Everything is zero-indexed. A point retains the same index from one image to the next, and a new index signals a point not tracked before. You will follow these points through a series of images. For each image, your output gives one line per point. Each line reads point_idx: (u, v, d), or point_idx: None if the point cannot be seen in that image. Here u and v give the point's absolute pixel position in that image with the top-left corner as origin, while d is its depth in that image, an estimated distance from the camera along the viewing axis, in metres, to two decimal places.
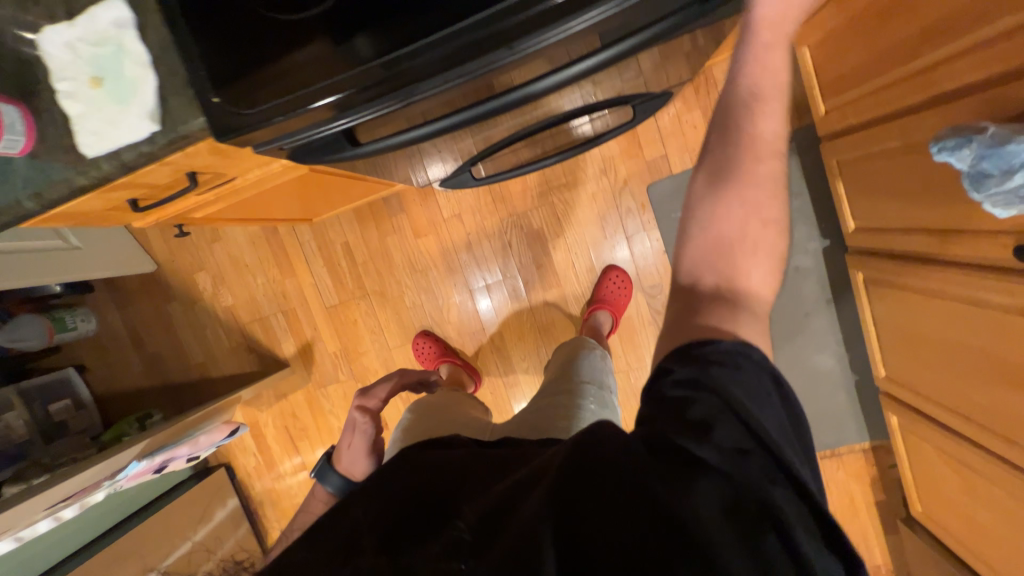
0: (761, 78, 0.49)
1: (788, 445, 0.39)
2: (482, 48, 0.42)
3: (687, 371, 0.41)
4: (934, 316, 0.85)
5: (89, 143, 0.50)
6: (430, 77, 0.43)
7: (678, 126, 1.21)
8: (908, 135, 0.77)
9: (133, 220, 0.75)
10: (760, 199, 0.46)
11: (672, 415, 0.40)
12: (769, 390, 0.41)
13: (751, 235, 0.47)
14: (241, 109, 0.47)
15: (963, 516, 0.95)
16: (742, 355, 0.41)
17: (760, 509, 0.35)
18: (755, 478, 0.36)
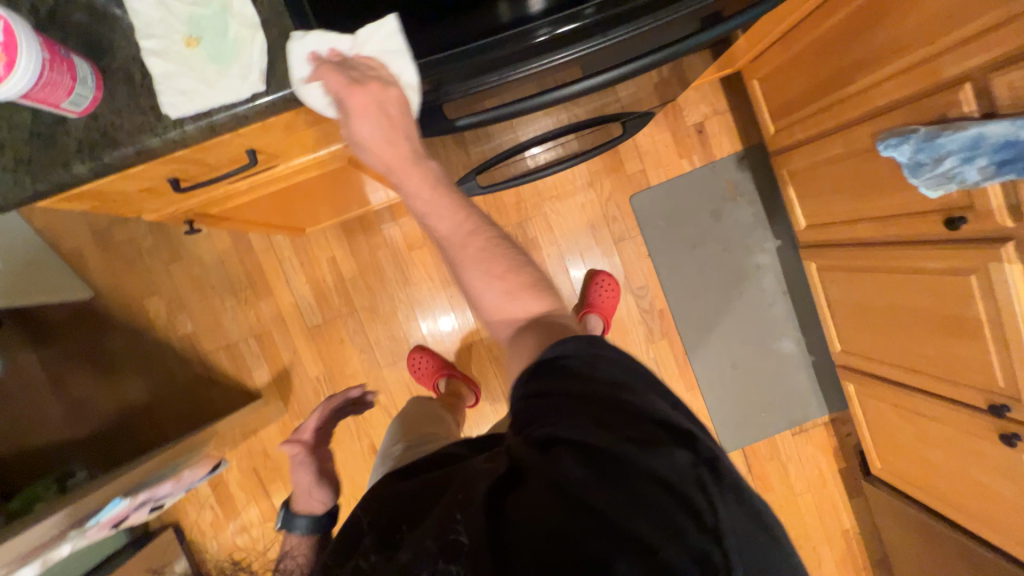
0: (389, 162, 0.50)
1: (625, 392, 0.46)
2: (581, 33, 0.49)
3: (527, 386, 0.48)
4: (880, 289, 1.04)
5: (175, 102, 0.47)
6: (536, 55, 0.49)
7: (652, 144, 1.38)
8: (849, 143, 0.97)
9: (149, 209, 0.68)
10: (485, 257, 0.52)
11: (535, 415, 0.45)
12: (592, 358, 0.48)
13: (497, 286, 0.53)
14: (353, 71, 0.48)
15: (919, 460, 1.12)
16: (562, 346, 0.49)
17: (609, 452, 0.41)
18: (591, 427, 0.43)
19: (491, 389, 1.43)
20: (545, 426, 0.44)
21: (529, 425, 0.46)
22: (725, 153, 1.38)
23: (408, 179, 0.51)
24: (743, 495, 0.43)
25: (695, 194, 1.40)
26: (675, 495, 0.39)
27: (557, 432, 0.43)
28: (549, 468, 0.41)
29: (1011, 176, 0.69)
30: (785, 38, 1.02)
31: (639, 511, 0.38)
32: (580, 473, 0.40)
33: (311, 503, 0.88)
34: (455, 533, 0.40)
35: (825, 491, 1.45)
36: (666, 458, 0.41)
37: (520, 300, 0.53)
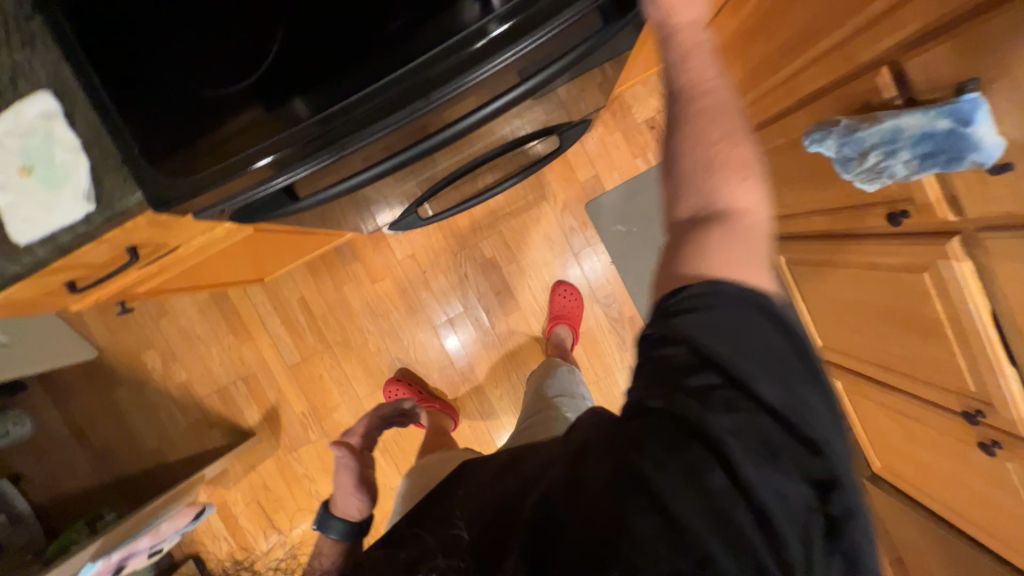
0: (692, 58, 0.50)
1: (763, 376, 0.45)
2: (405, 99, 0.45)
3: (670, 321, 0.47)
4: (846, 285, 0.96)
5: (22, 231, 0.50)
6: (360, 130, 0.47)
7: (604, 148, 1.33)
8: (790, 134, 0.89)
9: (72, 303, 0.73)
10: (722, 138, 0.48)
11: (670, 380, 0.46)
12: (750, 317, 0.46)
13: (726, 169, 0.48)
14: (173, 179, 0.49)
15: (914, 462, 1.03)
16: (716, 295, 0.46)
17: (714, 454, 0.43)
18: (710, 420, 0.44)
19: (468, 411, 1.44)
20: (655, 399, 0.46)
21: (645, 394, 0.47)
22: None
23: (685, 65, 0.49)
24: (845, 549, 0.43)
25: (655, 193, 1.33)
26: (760, 522, 0.42)
27: (677, 418, 0.45)
28: (639, 449, 0.44)
29: (936, 170, 0.61)
30: (713, 26, 0.94)
31: (714, 522, 0.42)
32: (677, 466, 0.43)
33: (348, 512, 0.86)
34: (455, 529, 0.51)
35: None
36: (768, 480, 0.43)
37: (728, 181, 0.48)
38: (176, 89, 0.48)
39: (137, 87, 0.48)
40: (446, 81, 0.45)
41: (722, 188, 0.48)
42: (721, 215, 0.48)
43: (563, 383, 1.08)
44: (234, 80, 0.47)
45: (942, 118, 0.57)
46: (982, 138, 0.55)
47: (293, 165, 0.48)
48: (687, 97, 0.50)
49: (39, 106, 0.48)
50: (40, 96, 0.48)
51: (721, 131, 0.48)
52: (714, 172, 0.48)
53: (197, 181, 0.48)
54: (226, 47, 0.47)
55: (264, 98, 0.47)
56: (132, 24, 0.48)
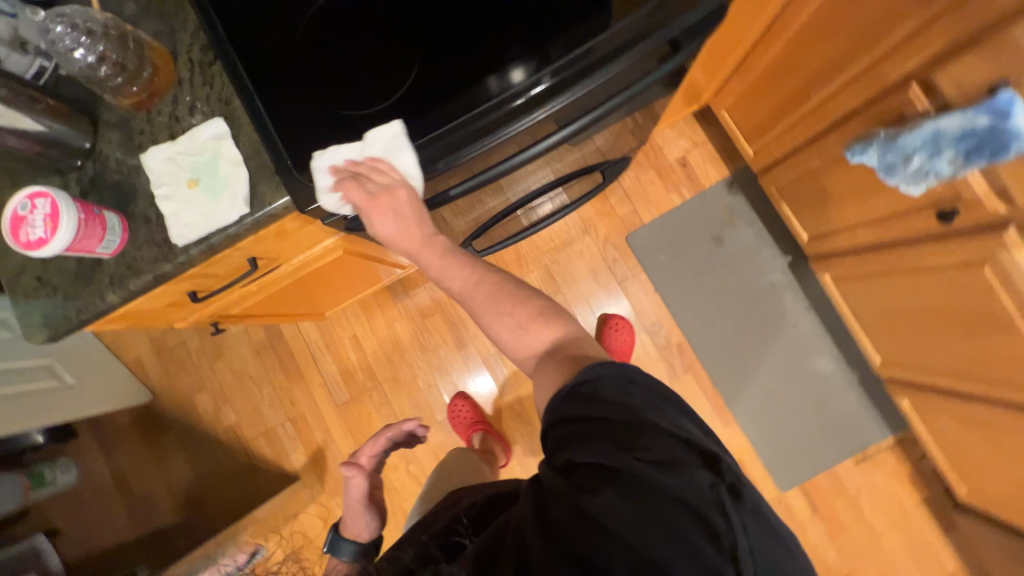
0: (446, 269, 0.62)
1: (655, 414, 0.49)
2: (488, 130, 0.56)
3: (561, 412, 0.51)
4: (900, 292, 0.98)
5: (181, 233, 0.57)
6: (453, 153, 0.56)
7: (639, 185, 1.43)
8: (825, 153, 0.97)
9: (179, 319, 0.79)
10: (506, 310, 0.61)
11: (576, 437, 0.49)
12: (619, 387, 0.51)
13: (526, 325, 0.60)
14: (314, 179, 0.57)
15: (1004, 479, 0.98)
16: (587, 386, 0.51)
17: (624, 475, 0.44)
18: (619, 452, 0.46)
19: (519, 448, 1.41)
20: (572, 450, 0.48)
21: (578, 446, 0.48)
22: (714, 180, 1.40)
23: (447, 271, 0.62)
24: (757, 510, 0.45)
25: (692, 224, 1.41)
26: (692, 517, 0.43)
27: (599, 464, 0.46)
28: (577, 493, 0.45)
29: (982, 163, 0.66)
30: (739, 70, 1.07)
31: (660, 534, 0.42)
32: (603, 491, 0.44)
33: (358, 534, 1.02)
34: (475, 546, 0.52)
35: (910, 528, 1.28)
36: (681, 482, 0.44)
37: (535, 328, 0.60)
38: (326, 111, 0.58)
39: (295, 110, 0.58)
40: (511, 121, 0.56)
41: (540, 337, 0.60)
42: (551, 354, 0.59)
43: None
44: (369, 105, 0.57)
45: (980, 116, 0.64)
46: (1021, 127, 0.61)
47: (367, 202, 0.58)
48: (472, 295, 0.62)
49: (211, 129, 0.58)
50: (213, 122, 0.58)
51: (505, 307, 0.61)
52: (526, 326, 0.60)
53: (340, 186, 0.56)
54: (368, 77, 0.58)
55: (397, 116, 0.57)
56: (292, 63, 0.59)
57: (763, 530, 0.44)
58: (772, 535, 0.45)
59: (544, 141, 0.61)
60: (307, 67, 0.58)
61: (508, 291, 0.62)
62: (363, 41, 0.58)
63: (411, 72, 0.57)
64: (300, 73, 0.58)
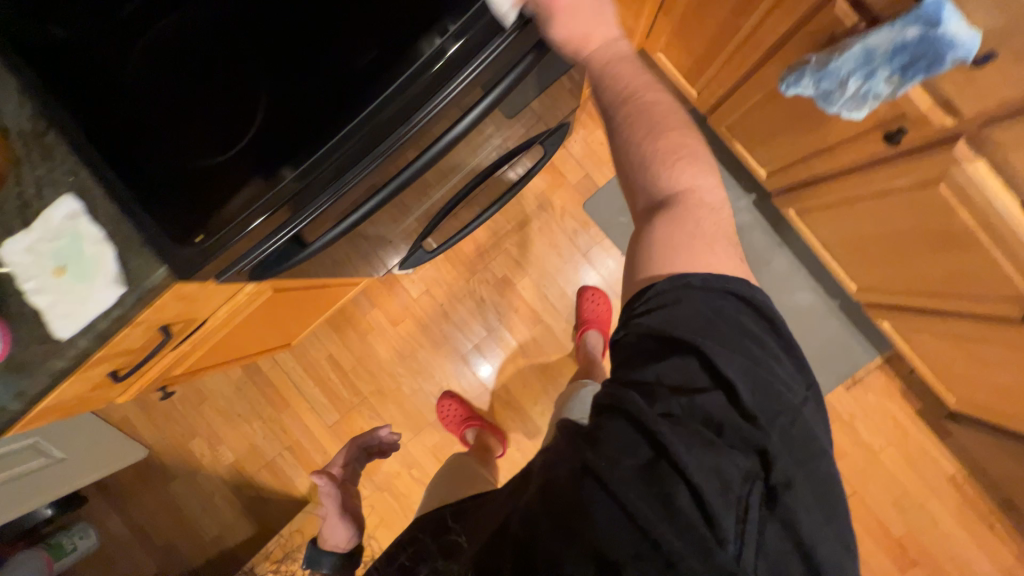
0: (614, 70, 0.55)
1: (728, 366, 0.49)
2: (384, 130, 0.51)
3: (639, 321, 0.52)
4: (862, 217, 0.93)
5: (62, 326, 0.53)
6: (356, 163, 0.52)
7: (589, 147, 1.36)
8: (765, 85, 0.90)
9: (118, 394, 0.76)
10: (669, 121, 0.56)
11: (626, 377, 0.51)
12: (710, 308, 0.51)
13: (679, 146, 0.56)
14: (184, 239, 0.52)
15: (989, 388, 0.97)
16: (670, 304, 0.51)
17: (645, 436, 0.47)
18: (641, 404, 0.48)
19: (515, 434, 1.41)
20: (608, 399, 0.50)
21: (622, 388, 0.50)
22: None
23: (603, 76, 0.56)
24: (782, 518, 0.46)
25: None
26: (700, 507, 0.44)
27: (634, 421, 0.47)
28: (601, 449, 0.47)
29: (920, 77, 0.60)
30: (663, 8, 0.98)
31: (660, 512, 0.44)
32: (619, 446, 0.46)
33: (339, 542, 1.17)
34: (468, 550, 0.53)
35: (908, 441, 1.29)
36: (707, 461, 0.46)
37: (679, 165, 0.55)
38: (179, 165, 0.52)
39: (147, 172, 0.52)
40: (396, 127, 0.51)
41: (669, 177, 0.55)
42: (674, 202, 0.55)
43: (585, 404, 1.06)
44: (222, 148, 0.51)
45: (910, 27, 0.57)
46: (955, 36, 0.54)
47: (285, 225, 0.55)
48: (612, 111, 0.56)
49: (64, 209, 0.53)
50: (64, 201, 0.53)
51: (658, 123, 0.55)
52: (665, 164, 0.55)
53: (224, 236, 0.52)
54: (218, 114, 0.51)
55: (265, 156, 0.51)
56: (132, 114, 0.52)
57: (779, 537, 0.45)
58: (787, 545, 0.45)
59: (468, 117, 0.54)
60: (149, 115, 0.52)
61: (675, 114, 0.57)
62: (192, 68, 0.50)
63: (261, 98, 0.50)
64: (145, 124, 0.52)
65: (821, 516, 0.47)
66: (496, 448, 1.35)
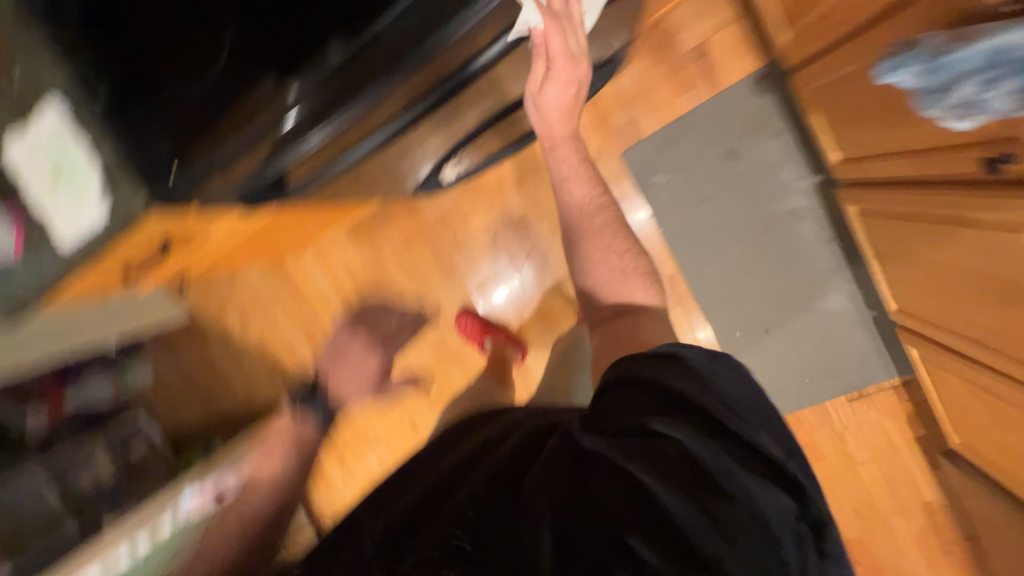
0: (569, 182, 0.80)
1: (749, 413, 0.51)
2: (401, 48, 0.47)
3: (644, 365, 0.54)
4: (929, 241, 0.80)
5: (64, 235, 0.54)
6: (386, 71, 0.47)
7: (644, 87, 1.17)
8: (869, 54, 0.72)
9: (136, 284, 0.84)
10: (611, 242, 0.77)
11: (654, 406, 0.51)
12: (713, 366, 0.54)
13: (624, 267, 0.76)
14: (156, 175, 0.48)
15: (999, 443, 0.91)
16: (680, 360, 0.54)
17: (688, 456, 0.47)
18: (683, 437, 0.48)
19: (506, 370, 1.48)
20: (648, 420, 0.50)
21: (649, 415, 0.51)
22: (736, 78, 1.13)
23: (574, 189, 0.80)
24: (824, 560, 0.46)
25: (701, 136, 1.18)
26: (762, 533, 0.44)
27: (680, 440, 0.48)
28: (646, 455, 0.48)
29: None
30: None
31: (718, 533, 0.44)
32: (665, 465, 0.47)
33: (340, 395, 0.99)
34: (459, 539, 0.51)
35: (895, 462, 1.26)
36: (759, 491, 0.46)
37: (632, 282, 0.75)
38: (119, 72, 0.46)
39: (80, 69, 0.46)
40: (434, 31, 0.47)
41: (632, 291, 0.75)
42: (631, 311, 0.73)
43: None
44: (178, 67, 0.47)
45: None
46: None
47: (326, 120, 0.48)
48: (581, 217, 0.79)
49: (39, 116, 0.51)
50: None
51: (610, 245, 0.77)
52: (625, 278, 0.75)
53: (224, 154, 0.47)
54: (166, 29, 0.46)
55: (265, 56, 0.45)
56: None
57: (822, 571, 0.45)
58: None
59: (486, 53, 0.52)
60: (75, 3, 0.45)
61: (618, 230, 0.78)
62: None
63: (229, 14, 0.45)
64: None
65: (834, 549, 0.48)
66: (513, 354, 1.42)
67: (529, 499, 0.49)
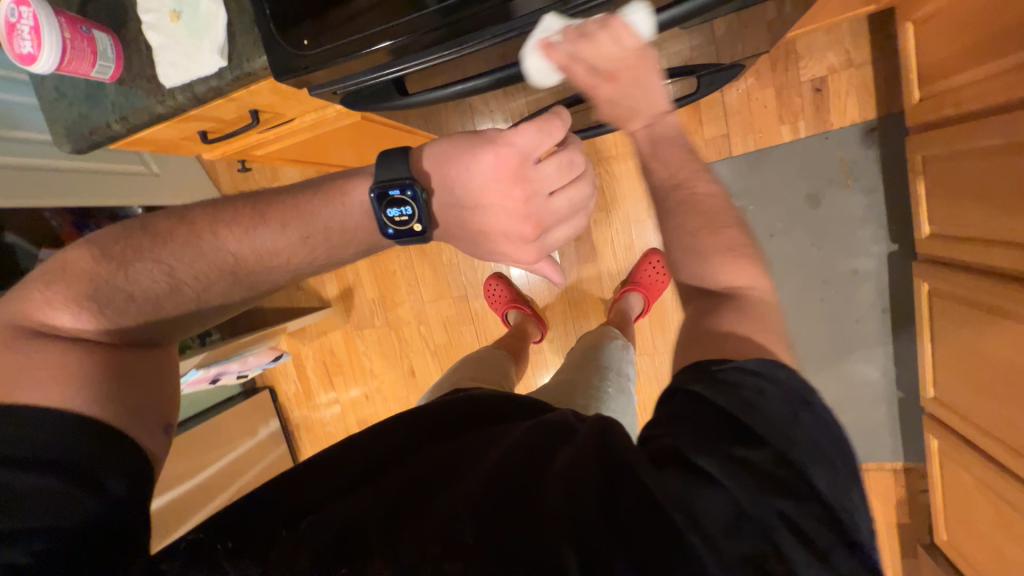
0: None
1: (823, 471, 0.40)
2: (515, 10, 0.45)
3: (708, 381, 0.44)
4: (998, 337, 0.78)
5: (167, 74, 0.54)
6: (499, 24, 0.45)
7: (747, 104, 1.13)
8: (1012, 132, 0.68)
9: (203, 151, 0.81)
10: None
11: (710, 436, 0.41)
12: (795, 409, 0.43)
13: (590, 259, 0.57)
14: (284, 35, 0.50)
15: (990, 550, 0.91)
16: (748, 403, 0.42)
17: (743, 515, 0.36)
18: (740, 487, 0.37)
19: None
20: (700, 452, 0.39)
21: (695, 445, 0.40)
22: (848, 121, 1.07)
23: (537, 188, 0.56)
24: None
25: (787, 171, 1.13)
26: None
27: (731, 487, 0.37)
28: (687, 496, 0.37)
29: None
30: None
31: None
32: (716, 520, 0.36)
33: None
34: (463, 534, 0.40)
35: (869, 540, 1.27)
36: None
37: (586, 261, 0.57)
38: None
39: None
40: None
41: (719, 270, 0.53)
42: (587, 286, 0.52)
43: (614, 356, 1.04)
44: None
45: None
46: None
47: (459, 40, 0.47)
48: None
49: None
50: None
51: None
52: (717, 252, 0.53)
53: (351, 41, 0.48)
54: None
55: None
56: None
57: None
58: None
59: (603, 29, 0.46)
60: None
61: None
62: None
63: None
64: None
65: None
66: (534, 333, 1.36)
67: (536, 519, 0.39)
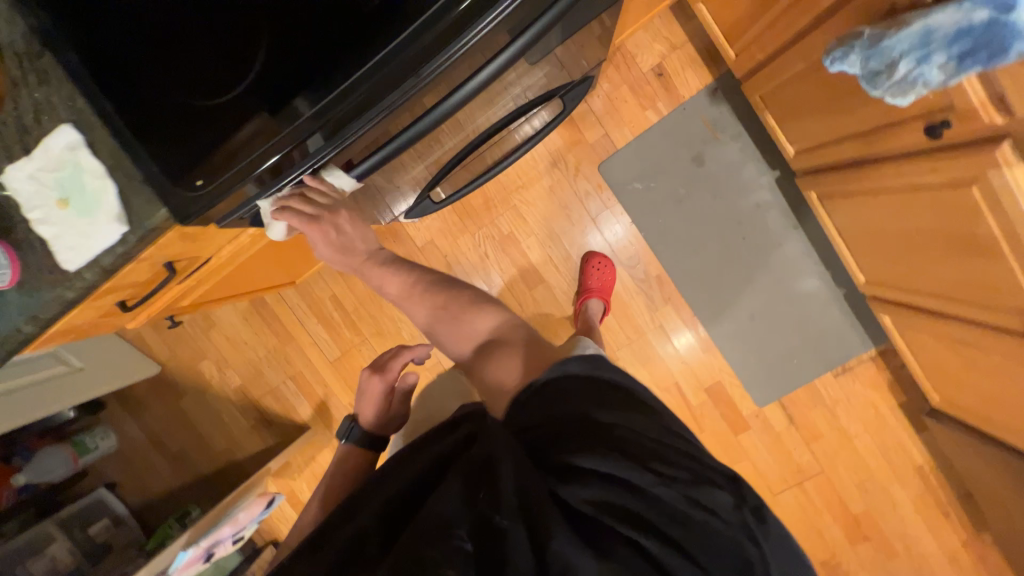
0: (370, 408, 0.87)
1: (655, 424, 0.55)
2: (380, 92, 0.46)
3: (547, 390, 0.58)
4: (883, 210, 0.90)
5: (67, 258, 0.54)
6: (364, 113, 0.48)
7: (611, 105, 1.28)
8: (810, 56, 0.83)
9: (126, 321, 0.78)
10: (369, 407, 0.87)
11: (575, 422, 0.53)
12: (612, 390, 0.59)
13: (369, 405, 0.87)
14: (179, 183, 0.52)
15: (975, 391, 0.99)
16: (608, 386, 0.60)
17: (615, 460, 0.48)
18: (609, 446, 0.49)
19: None
20: (572, 435, 0.51)
21: (573, 435, 0.51)
22: (694, 90, 1.25)
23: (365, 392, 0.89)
24: (777, 539, 0.49)
25: (669, 143, 1.28)
26: (704, 518, 0.45)
27: (606, 449, 0.49)
28: (578, 464, 0.47)
29: (978, 70, 0.56)
30: None
31: (672, 524, 0.44)
32: (604, 472, 0.47)
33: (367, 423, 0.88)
34: (461, 540, 0.39)
35: (886, 430, 1.33)
36: (694, 483, 0.48)
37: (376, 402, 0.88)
38: (166, 106, 0.51)
39: (128, 110, 0.51)
40: (408, 76, 0.46)
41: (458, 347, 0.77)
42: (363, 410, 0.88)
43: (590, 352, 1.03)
44: (210, 92, 0.49)
45: (979, 10, 0.54)
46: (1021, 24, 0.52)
47: (335, 138, 0.49)
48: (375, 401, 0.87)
49: (64, 139, 0.52)
50: (62, 130, 0.52)
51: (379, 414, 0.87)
52: (472, 308, 0.76)
53: (238, 173, 0.50)
54: (199, 59, 0.49)
55: (275, 83, 0.47)
56: (133, 49, 0.50)
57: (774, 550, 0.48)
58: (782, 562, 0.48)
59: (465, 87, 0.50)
60: (135, 53, 0.50)
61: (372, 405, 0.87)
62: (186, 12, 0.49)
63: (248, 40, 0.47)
64: (151, 66, 0.50)
65: (787, 552, 0.50)
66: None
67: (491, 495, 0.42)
